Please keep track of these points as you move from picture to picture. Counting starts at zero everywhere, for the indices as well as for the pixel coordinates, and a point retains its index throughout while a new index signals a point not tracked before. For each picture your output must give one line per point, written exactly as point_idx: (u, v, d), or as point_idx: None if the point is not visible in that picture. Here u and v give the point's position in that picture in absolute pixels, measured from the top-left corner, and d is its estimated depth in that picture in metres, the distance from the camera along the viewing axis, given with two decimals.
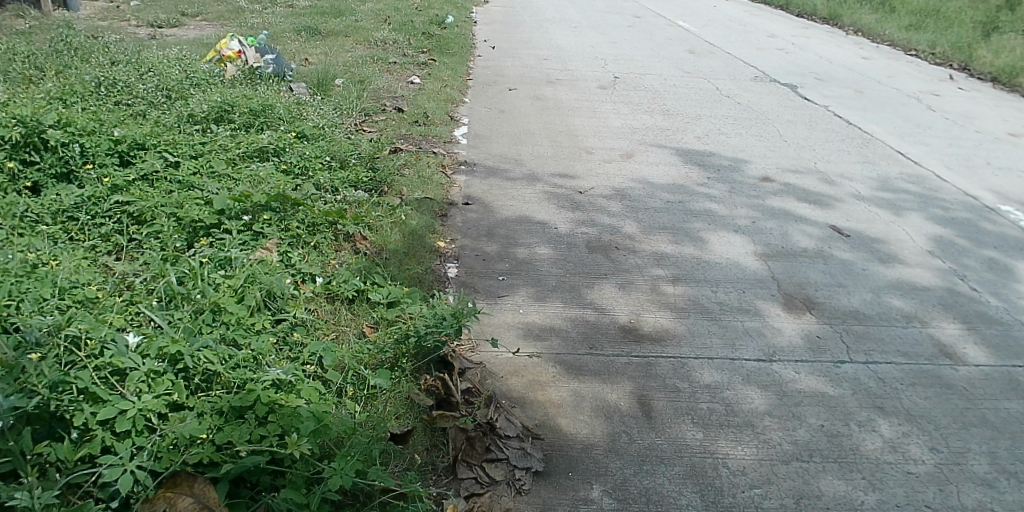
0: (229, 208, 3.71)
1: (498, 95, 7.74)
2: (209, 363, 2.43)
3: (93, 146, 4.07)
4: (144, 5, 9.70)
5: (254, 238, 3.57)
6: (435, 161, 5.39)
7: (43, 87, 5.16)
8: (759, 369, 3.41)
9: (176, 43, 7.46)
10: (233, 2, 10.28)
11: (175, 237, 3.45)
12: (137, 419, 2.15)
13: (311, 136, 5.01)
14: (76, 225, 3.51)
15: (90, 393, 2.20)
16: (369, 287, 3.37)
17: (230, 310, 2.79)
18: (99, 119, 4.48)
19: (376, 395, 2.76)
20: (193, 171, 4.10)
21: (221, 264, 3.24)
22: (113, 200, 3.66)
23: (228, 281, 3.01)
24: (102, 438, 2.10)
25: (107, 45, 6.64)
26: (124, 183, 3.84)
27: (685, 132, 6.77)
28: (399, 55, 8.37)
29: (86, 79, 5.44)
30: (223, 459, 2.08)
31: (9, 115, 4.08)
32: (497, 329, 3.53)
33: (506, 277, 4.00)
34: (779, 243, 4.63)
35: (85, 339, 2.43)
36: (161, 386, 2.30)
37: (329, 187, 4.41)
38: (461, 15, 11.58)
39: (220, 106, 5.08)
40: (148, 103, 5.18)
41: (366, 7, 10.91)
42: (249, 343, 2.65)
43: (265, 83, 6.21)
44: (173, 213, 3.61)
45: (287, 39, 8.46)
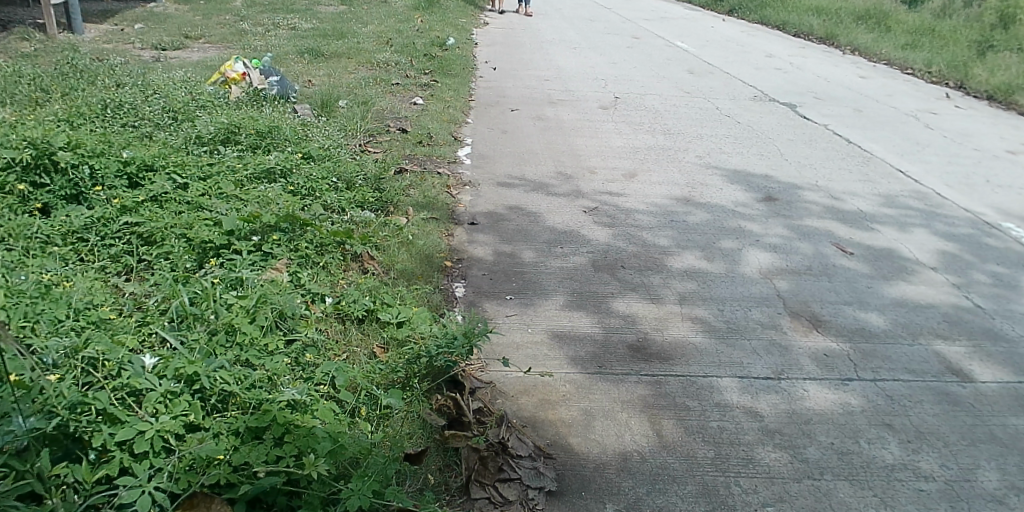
0: (239, 229, 3.72)
1: (500, 115, 7.79)
2: (225, 383, 2.43)
3: (103, 168, 4.08)
4: (148, 27, 9.79)
5: (264, 258, 3.58)
6: (440, 181, 5.42)
7: (50, 110, 5.19)
8: (769, 387, 3.41)
9: (181, 66, 7.52)
10: (236, 25, 10.37)
11: (184, 257, 3.46)
12: (155, 440, 2.15)
13: (317, 156, 5.03)
14: (85, 246, 3.52)
15: (109, 415, 2.20)
16: (378, 307, 3.37)
17: (244, 331, 2.79)
18: (107, 141, 4.50)
19: (389, 415, 2.76)
20: (201, 192, 4.11)
21: (233, 284, 3.24)
22: (122, 222, 3.68)
23: (241, 301, 3.00)
24: (120, 460, 2.09)
25: (112, 68, 6.68)
26: (133, 205, 3.85)
27: (686, 152, 6.81)
28: (401, 76, 8.44)
29: (93, 101, 5.47)
30: (240, 480, 2.09)
31: (21, 137, 4.10)
32: (507, 348, 3.54)
33: (513, 295, 4.01)
34: (785, 261, 4.64)
35: (102, 360, 2.43)
36: (178, 406, 2.29)
37: (336, 208, 4.43)
38: (461, 37, 11.69)
39: (226, 127, 5.11)
40: (154, 125, 5.20)
41: (368, 29, 11.01)
42: (263, 363, 2.64)
43: (271, 104, 6.25)
44: (182, 234, 3.62)
45: (290, 61, 8.53)
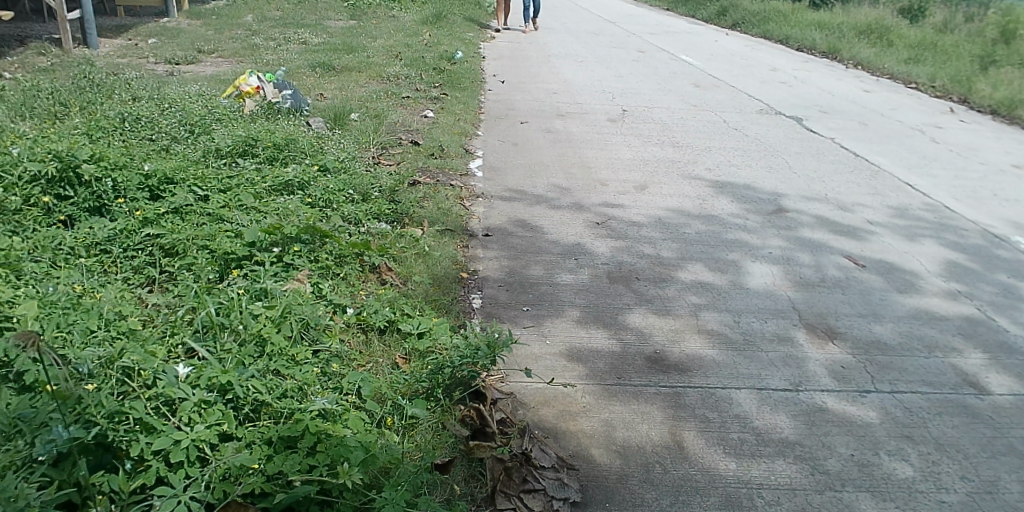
0: (260, 240, 3.74)
1: (509, 128, 7.82)
2: (257, 392, 2.45)
3: (125, 181, 4.11)
4: (161, 42, 9.89)
5: (285, 270, 3.61)
6: (454, 193, 5.45)
7: (69, 124, 5.24)
8: (787, 398, 3.42)
9: (194, 80, 7.58)
10: (248, 40, 10.46)
11: (207, 268, 3.48)
12: (191, 449, 2.17)
13: (334, 168, 5.07)
14: (109, 258, 3.55)
15: (145, 423, 2.23)
16: (399, 318, 3.39)
17: (273, 341, 2.82)
18: (128, 154, 4.53)
19: (414, 426, 2.78)
20: (222, 204, 4.14)
21: (257, 295, 3.27)
22: (145, 234, 3.71)
23: (267, 311, 3.02)
24: (156, 469, 2.12)
25: (128, 82, 6.73)
26: (155, 217, 3.88)
27: (695, 164, 6.84)
28: (411, 89, 8.49)
29: (111, 114, 5.52)
30: (274, 489, 2.11)
31: (45, 150, 4.15)
32: (526, 360, 3.55)
33: (531, 306, 4.02)
34: (798, 273, 4.65)
35: (137, 370, 2.45)
36: (212, 415, 2.31)
37: (353, 219, 4.45)
38: (469, 50, 11.78)
39: (244, 140, 5.14)
40: (172, 138, 5.25)
41: (377, 43, 11.10)
42: (292, 373, 2.66)
43: (285, 117, 6.29)
44: (205, 246, 3.64)
45: (302, 75, 8.59)
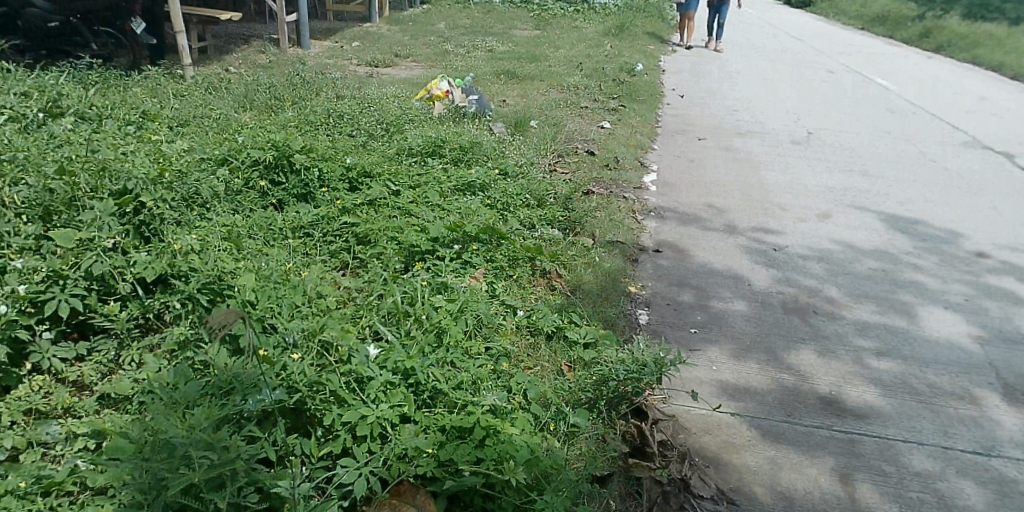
0: (443, 236, 3.92)
1: (685, 144, 7.67)
2: (437, 381, 2.59)
3: (329, 172, 4.47)
4: (363, 45, 10.63)
5: (463, 266, 3.77)
6: (626, 206, 5.44)
7: (283, 117, 5.77)
8: (976, 463, 3.12)
9: (390, 81, 8.09)
10: (439, 45, 11.00)
11: (394, 258, 3.72)
12: (375, 426, 2.36)
13: (513, 173, 5.21)
14: (310, 240, 3.87)
15: (337, 396, 2.47)
16: (566, 325, 3.43)
17: (452, 334, 2.96)
18: (332, 147, 4.92)
19: (575, 434, 2.81)
20: (411, 200, 4.38)
21: (438, 289, 3.44)
22: (342, 221, 4.01)
23: (447, 305, 3.18)
24: (343, 439, 2.35)
25: (332, 81, 7.29)
26: (352, 206, 4.18)
27: (885, 197, 6.39)
28: (590, 100, 8.57)
29: (318, 110, 6.01)
30: (444, 475, 2.26)
31: (265, 139, 4.60)
32: (690, 383, 3.48)
33: (698, 328, 3.93)
34: (999, 327, 4.22)
35: (335, 346, 2.69)
36: (395, 397, 2.48)
37: (528, 224, 4.56)
38: (650, 63, 11.70)
39: (432, 140, 5.41)
40: (369, 134, 5.62)
41: (559, 53, 11.30)
42: (467, 366, 2.77)
43: (469, 121, 6.55)
44: (393, 237, 3.87)
45: (486, 81, 8.91)
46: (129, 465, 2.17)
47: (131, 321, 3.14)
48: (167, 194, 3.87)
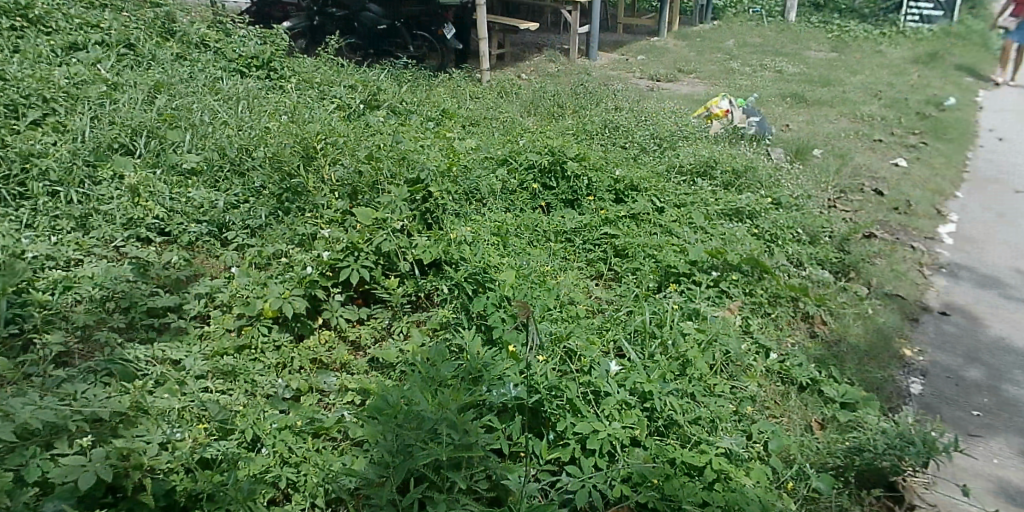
0: (702, 260, 3.85)
1: (997, 193, 6.70)
2: (674, 411, 2.69)
3: (598, 182, 4.61)
4: (649, 59, 10.71)
5: (719, 296, 3.70)
6: (912, 256, 4.90)
7: (562, 125, 6.03)
8: None
9: (669, 97, 8.06)
10: (726, 63, 10.74)
11: (649, 276, 3.75)
12: (604, 443, 2.50)
13: (786, 204, 4.94)
14: (570, 247, 4.07)
15: (573, 405, 2.64)
16: (824, 380, 3.23)
17: (696, 365, 3.01)
18: (605, 158, 5.04)
19: (816, 499, 2.64)
20: (674, 219, 4.35)
21: (689, 314, 3.45)
22: (603, 232, 4.13)
23: (696, 334, 3.21)
24: (573, 449, 2.52)
25: (613, 92, 7.45)
26: (615, 218, 4.27)
27: None
28: (886, 133, 7.83)
29: (596, 120, 6.18)
30: (665, 507, 2.32)
31: (545, 145, 4.87)
32: (966, 475, 3.04)
33: (984, 413, 3.42)
34: None
35: (579, 355, 2.90)
36: (629, 418, 2.62)
37: (797, 261, 4.31)
38: (966, 98, 10.38)
39: (705, 160, 5.31)
40: (641, 148, 5.67)
41: (857, 79, 10.45)
42: (708, 402, 2.83)
43: (746, 144, 6.32)
44: (651, 255, 3.90)
45: (770, 103, 8.53)
46: (384, 428, 2.43)
47: (404, 297, 3.60)
48: (451, 187, 4.27)
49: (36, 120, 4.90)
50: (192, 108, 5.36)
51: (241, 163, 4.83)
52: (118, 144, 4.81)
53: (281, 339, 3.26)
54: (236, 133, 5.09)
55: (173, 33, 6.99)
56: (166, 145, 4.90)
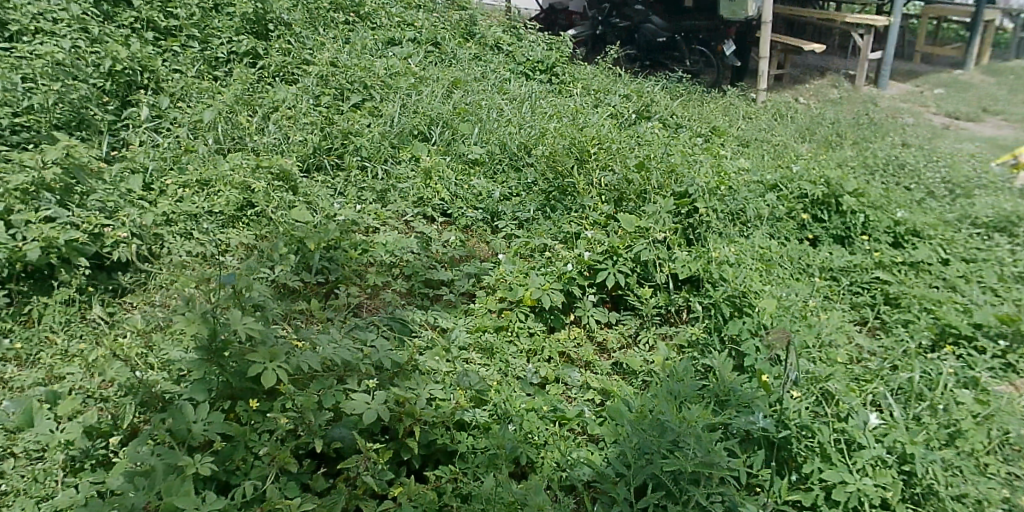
0: (989, 325, 3.48)
1: None
2: (935, 481, 2.56)
3: (876, 221, 4.31)
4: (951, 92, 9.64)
5: (1004, 367, 3.33)
6: None
7: (840, 156, 5.67)
8: None
9: (970, 137, 7.21)
10: None
11: (924, 333, 3.45)
12: (852, 497, 2.47)
13: None
14: (835, 286, 3.86)
15: (822, 450, 2.61)
16: None
17: (968, 436, 2.76)
18: (889, 195, 4.64)
19: None
20: (960, 274, 3.94)
21: (965, 382, 3.14)
22: (874, 275, 3.87)
23: (972, 405, 2.91)
24: (816, 494, 2.51)
25: (904, 127, 6.84)
26: (890, 263, 3.97)
27: None
28: None
29: (879, 154, 5.72)
30: None
31: (820, 174, 4.64)
32: None
33: None
34: None
35: (836, 399, 2.81)
36: (882, 477, 2.52)
37: None
38: None
39: (1007, 215, 4.71)
40: (928, 191, 5.15)
41: None
42: (977, 481, 2.60)
43: None
44: (928, 310, 3.59)
45: None
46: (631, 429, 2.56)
47: (655, 308, 3.63)
48: (718, 206, 4.25)
49: (356, 103, 5.64)
50: (483, 105, 5.83)
51: (518, 159, 5.18)
52: (417, 130, 5.39)
53: (535, 327, 3.45)
54: (517, 131, 5.46)
55: (472, 35, 7.64)
56: (456, 136, 5.41)
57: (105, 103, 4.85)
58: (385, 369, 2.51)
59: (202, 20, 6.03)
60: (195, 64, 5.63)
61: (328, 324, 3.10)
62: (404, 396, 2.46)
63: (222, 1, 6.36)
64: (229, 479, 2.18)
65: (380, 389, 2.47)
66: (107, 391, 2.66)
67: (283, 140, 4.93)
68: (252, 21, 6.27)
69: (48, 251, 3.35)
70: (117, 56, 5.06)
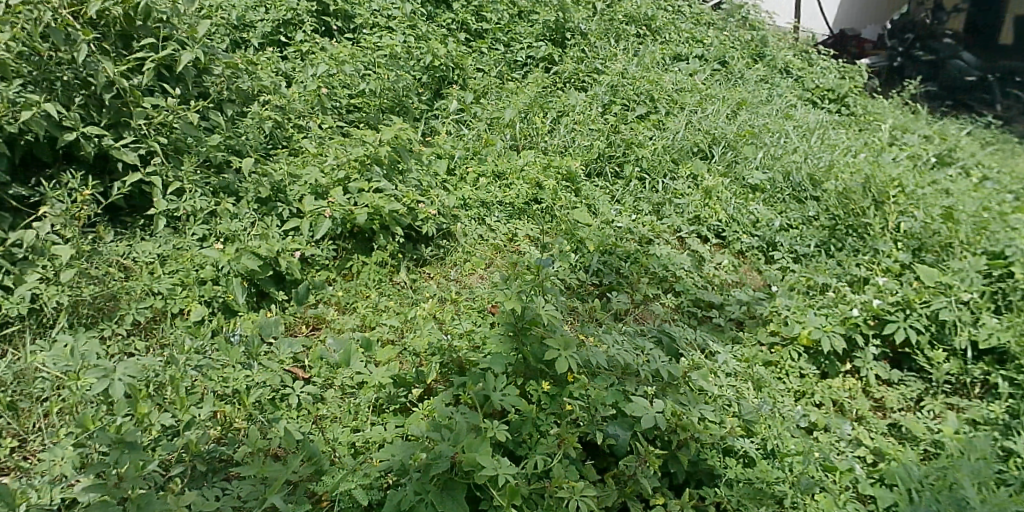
0: None
1: None
2: None
3: None
4: None
5: None
6: None
7: None
8: None
9: None
10: None
11: None
12: None
13: None
14: None
15: None
16: None
17: None
18: None
19: None
20: None
21: None
22: None
23: None
24: None
25: None
26: None
27: None
28: None
29: None
30: None
31: None
32: None
33: None
34: None
35: None
36: None
37: None
38: None
39: None
40: None
41: None
42: None
43: None
44: None
45: None
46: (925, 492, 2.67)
47: (947, 375, 3.41)
48: None
49: (642, 115, 5.70)
50: (770, 130, 5.65)
51: (801, 191, 4.99)
52: (698, 148, 5.37)
53: (807, 370, 3.39)
54: (803, 160, 5.23)
55: (762, 56, 7.37)
56: (738, 158, 5.29)
57: (420, 94, 5.38)
58: (662, 379, 2.59)
59: (507, 25, 6.47)
60: (497, 65, 6.07)
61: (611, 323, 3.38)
62: (678, 408, 2.54)
63: (526, 7, 6.72)
64: (516, 449, 2.34)
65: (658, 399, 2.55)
66: (414, 348, 2.98)
67: (572, 144, 5.16)
68: (551, 29, 6.56)
69: (373, 217, 3.83)
70: (436, 53, 5.54)
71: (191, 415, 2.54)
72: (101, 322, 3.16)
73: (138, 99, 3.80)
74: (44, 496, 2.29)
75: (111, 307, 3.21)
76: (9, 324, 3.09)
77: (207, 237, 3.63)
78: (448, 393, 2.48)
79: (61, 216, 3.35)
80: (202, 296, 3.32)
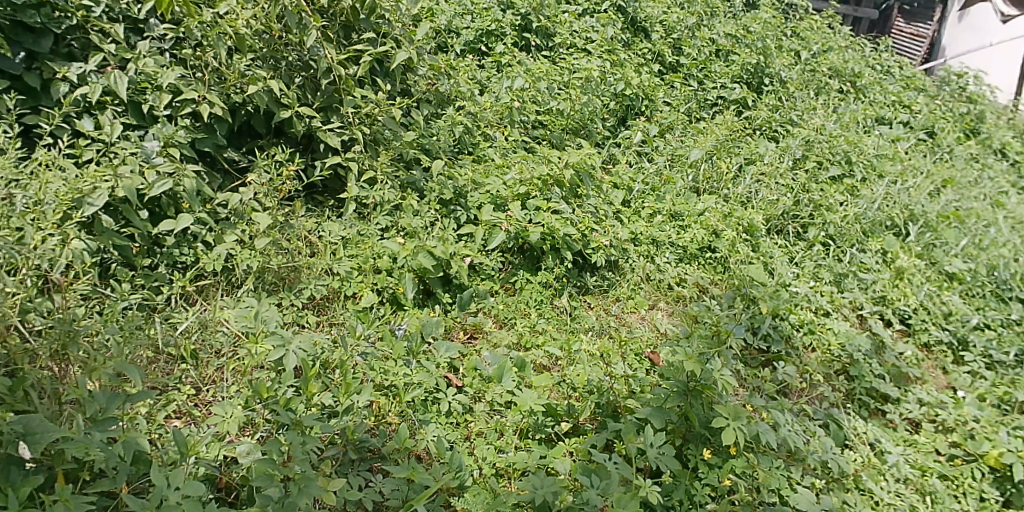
0: None
1: None
2: None
3: None
4: None
5: None
6: None
7: None
8: None
9: None
10: None
11: None
12: None
13: None
14: None
15: None
16: None
17: None
18: None
19: None
20: None
21: None
22: None
23: None
24: None
25: None
26: None
27: None
28: None
29: None
30: None
31: None
32: None
33: None
34: None
35: None
36: None
37: None
38: None
39: None
40: None
41: None
42: None
43: None
44: None
45: None
46: None
47: None
48: None
49: (835, 176, 5.19)
50: (980, 216, 5.03)
51: (1006, 289, 4.49)
52: (892, 222, 4.80)
53: (989, 494, 3.12)
54: (1013, 256, 4.67)
55: (976, 132, 6.67)
56: (939, 241, 4.73)
57: (605, 119, 5.24)
58: (830, 471, 2.87)
59: (705, 61, 6.13)
60: (686, 102, 5.73)
61: (777, 398, 3.28)
62: None
63: (726, 46, 6.37)
64: None
65: (824, 492, 2.82)
66: (576, 382, 3.05)
67: (756, 196, 4.80)
68: (749, 72, 6.18)
69: (546, 237, 3.81)
70: (630, 81, 5.38)
71: (349, 401, 2.68)
72: (282, 291, 3.35)
73: (349, 88, 3.97)
74: (211, 451, 2.46)
75: (292, 278, 3.39)
76: (203, 277, 3.31)
77: (389, 228, 3.80)
78: (602, 437, 2.72)
79: (265, 186, 3.57)
80: (375, 284, 3.44)
